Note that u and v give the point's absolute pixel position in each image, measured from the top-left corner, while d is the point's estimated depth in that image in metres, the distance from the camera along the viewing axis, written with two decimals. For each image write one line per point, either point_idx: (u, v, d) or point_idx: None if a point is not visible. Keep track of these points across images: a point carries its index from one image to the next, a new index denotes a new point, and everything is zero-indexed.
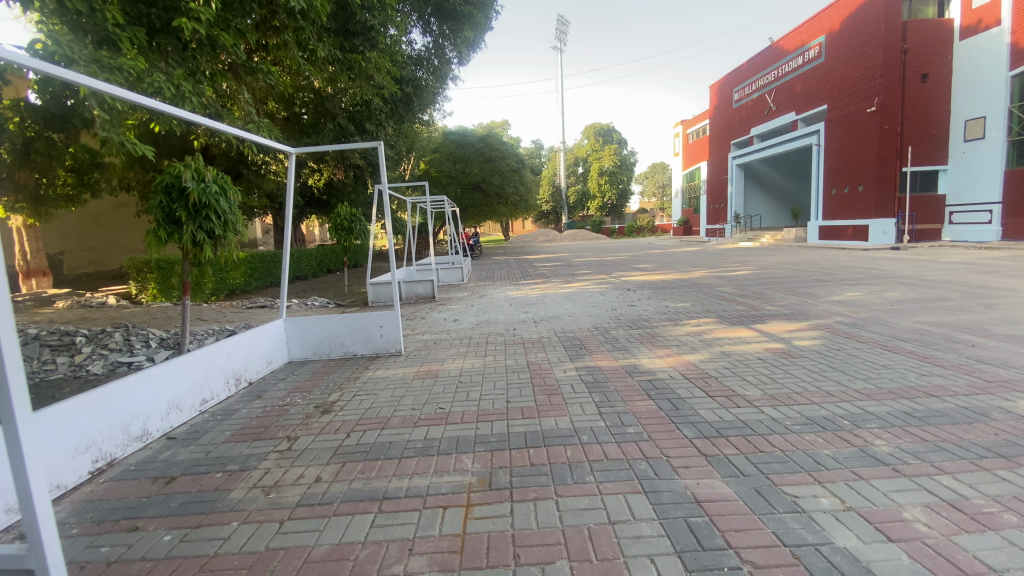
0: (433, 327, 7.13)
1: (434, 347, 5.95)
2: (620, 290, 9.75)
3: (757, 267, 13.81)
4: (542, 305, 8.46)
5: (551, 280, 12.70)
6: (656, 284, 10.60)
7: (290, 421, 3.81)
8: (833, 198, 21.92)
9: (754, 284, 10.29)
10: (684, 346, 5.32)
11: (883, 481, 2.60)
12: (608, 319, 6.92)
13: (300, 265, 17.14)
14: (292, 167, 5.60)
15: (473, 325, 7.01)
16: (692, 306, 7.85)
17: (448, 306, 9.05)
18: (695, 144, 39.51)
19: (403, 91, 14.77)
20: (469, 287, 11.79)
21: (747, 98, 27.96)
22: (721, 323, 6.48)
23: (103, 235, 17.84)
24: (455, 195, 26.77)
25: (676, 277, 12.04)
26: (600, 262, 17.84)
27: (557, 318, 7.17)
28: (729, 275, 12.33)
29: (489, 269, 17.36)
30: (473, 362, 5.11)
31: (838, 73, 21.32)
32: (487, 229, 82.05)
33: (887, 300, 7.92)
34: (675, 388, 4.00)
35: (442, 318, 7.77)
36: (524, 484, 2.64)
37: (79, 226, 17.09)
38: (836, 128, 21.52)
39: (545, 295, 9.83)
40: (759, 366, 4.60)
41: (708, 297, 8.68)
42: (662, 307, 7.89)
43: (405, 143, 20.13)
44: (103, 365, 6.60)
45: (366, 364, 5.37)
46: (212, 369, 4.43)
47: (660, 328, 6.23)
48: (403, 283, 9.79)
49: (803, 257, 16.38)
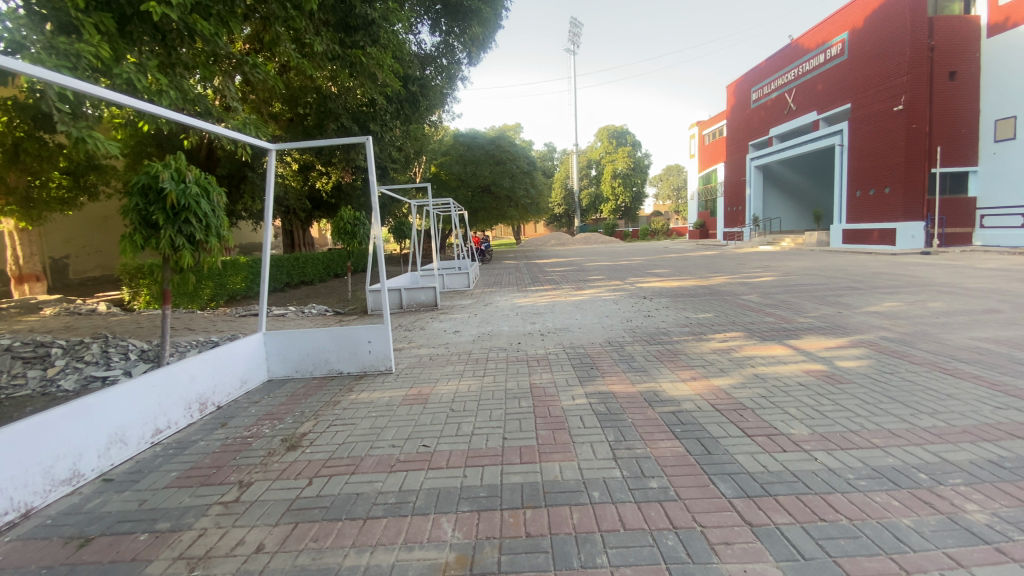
0: (431, 340, 6.55)
1: (428, 364, 5.34)
2: (635, 299, 9.09)
3: (781, 273, 13.03)
4: (550, 315, 7.84)
5: (562, 286, 12.06)
6: (674, 292, 9.91)
7: (248, 461, 3.25)
8: (857, 200, 21.00)
9: (780, 292, 9.56)
10: (710, 366, 4.66)
11: (991, 570, 1.94)
12: (622, 333, 6.28)
13: (304, 270, 16.69)
14: (272, 161, 5.06)
15: (475, 338, 6.42)
16: (715, 317, 7.16)
17: (450, 315, 8.48)
18: (711, 146, 38.60)
19: (409, 90, 14.27)
20: (475, 294, 11.21)
21: (766, 98, 27.09)
22: (749, 338, 5.80)
23: (109, 239, 17.60)
24: (465, 198, 26.27)
25: (695, 284, 11.33)
26: (613, 267, 17.15)
27: (566, 331, 6.55)
28: (752, 282, 11.57)
29: (498, 274, 16.77)
30: (470, 384, 4.50)
31: (862, 71, 20.43)
32: (499, 232, 81.71)
33: (932, 311, 7.15)
34: (705, 423, 3.35)
35: (442, 330, 7.19)
36: (514, 568, 2.03)
37: (84, 230, 16.85)
38: (860, 128, 20.63)
39: (554, 304, 9.22)
40: (801, 393, 3.94)
41: (731, 307, 7.96)
42: (681, 318, 7.20)
43: (413, 146, 19.70)
44: (75, 380, 6.10)
45: (351, 385, 4.78)
46: (170, 395, 3.89)
47: (681, 343, 5.58)
48: (404, 290, 9.22)
49: (827, 262, 15.57)
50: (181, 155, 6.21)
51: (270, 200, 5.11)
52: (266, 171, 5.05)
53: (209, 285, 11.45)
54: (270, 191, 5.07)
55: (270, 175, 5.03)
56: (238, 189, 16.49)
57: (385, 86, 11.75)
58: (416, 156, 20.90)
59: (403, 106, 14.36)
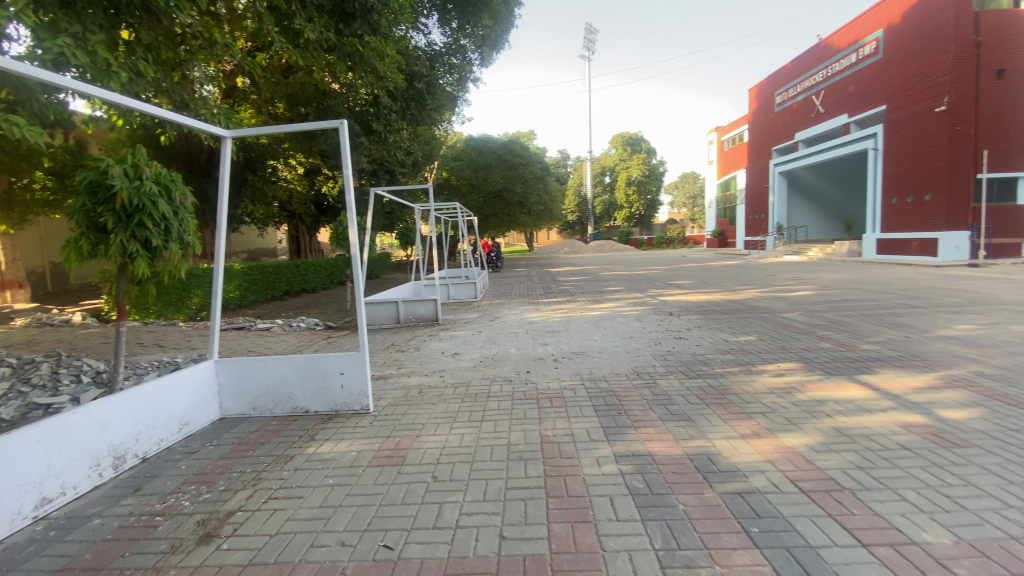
0: (424, 365, 5.55)
1: (416, 399, 4.35)
2: (660, 316, 8.02)
3: (820, 286, 11.85)
4: (565, 335, 6.83)
5: (577, 298, 11.02)
6: (704, 308, 8.80)
7: (138, 565, 2.28)
8: (893, 208, 19.68)
9: (826, 310, 8.43)
10: (773, 418, 3.62)
11: None
12: (653, 361, 5.23)
13: (306, 277, 15.90)
14: (228, 144, 4.13)
15: (476, 364, 5.41)
16: (760, 341, 6.08)
17: (451, 332, 7.49)
18: (731, 151, 37.42)
19: (415, 87, 13.25)
20: (482, 307, 10.24)
21: (791, 101, 25.85)
22: (811, 372, 4.74)
23: None
24: (476, 203, 25.44)
25: (725, 298, 10.22)
26: (631, 277, 16.08)
27: (585, 356, 5.52)
28: (787, 296, 10.43)
29: (507, 283, 15.84)
30: (462, 433, 3.51)
31: (898, 70, 19.18)
32: (511, 239, 80.93)
33: (1020, 338, 6.03)
34: (793, 521, 2.33)
35: (439, 351, 6.20)
36: None
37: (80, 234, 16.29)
38: (896, 131, 19.35)
39: (569, 320, 8.19)
40: (911, 464, 2.89)
41: (775, 328, 6.87)
42: (719, 342, 6.13)
43: (422, 150, 18.89)
44: (15, 408, 5.10)
45: (316, 430, 3.82)
46: (68, 450, 2.98)
47: (730, 380, 4.52)
48: (401, 302, 8.24)
49: (866, 274, 14.33)
50: (141, 147, 5.33)
51: (226, 193, 4.20)
52: (221, 157, 4.12)
53: (199, 293, 10.56)
54: (227, 181, 4.15)
55: (226, 161, 4.11)
56: (237, 193, 15.73)
57: (386, 81, 10.94)
58: (425, 160, 20.09)
59: (409, 104, 13.50)
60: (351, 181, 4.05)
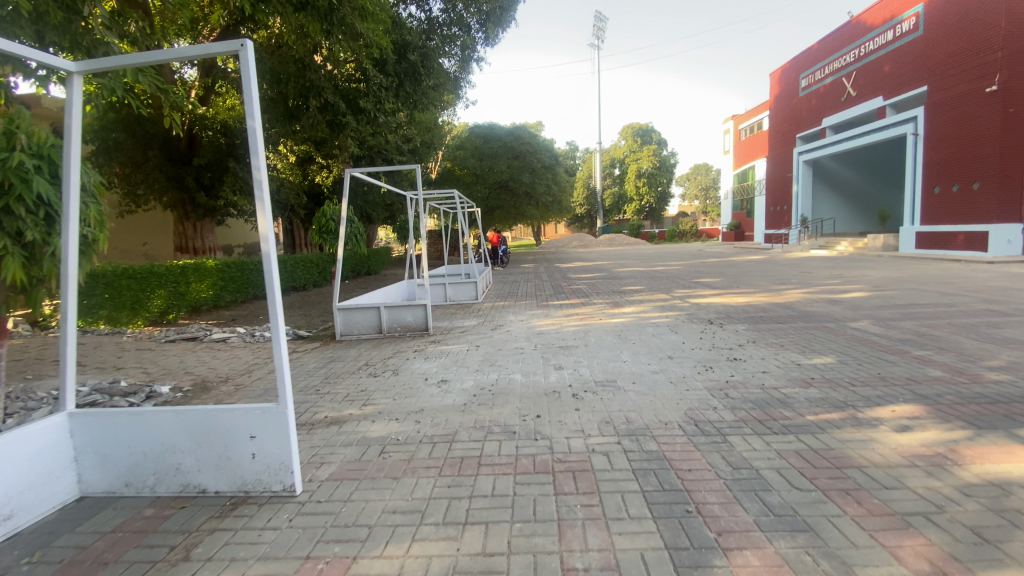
0: (399, 401, 4.09)
1: (373, 468, 2.94)
2: (699, 326, 6.53)
3: (873, 285, 10.31)
4: (585, 353, 5.38)
5: (592, 300, 9.57)
6: (749, 315, 7.28)
7: None
8: (935, 198, 17.98)
9: (900, 319, 6.88)
10: (949, 531, 2.18)
11: None
12: (715, 401, 3.76)
13: (294, 274, 14.56)
14: (75, 84, 2.83)
15: (468, 401, 3.98)
16: (847, 368, 4.59)
17: (442, 346, 6.07)
18: (749, 141, 35.68)
19: (408, 60, 11.63)
20: (483, 311, 8.79)
21: (818, 84, 24.09)
22: (952, 428, 3.26)
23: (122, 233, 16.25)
24: (481, 195, 23.98)
25: (767, 301, 8.70)
26: (650, 274, 14.57)
27: (617, 390, 4.05)
28: (840, 298, 8.91)
29: (514, 281, 14.41)
30: (429, 555, 2.10)
31: (942, 48, 17.39)
32: (519, 233, 79.67)
33: None
34: None
35: (421, 376, 4.74)
36: None
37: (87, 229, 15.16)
38: (938, 114, 17.64)
39: (587, 329, 6.75)
40: None
41: (854, 346, 5.40)
42: (790, 366, 4.66)
43: (421, 136, 17.48)
44: None
45: (208, 527, 2.43)
46: None
47: (841, 444, 3.04)
48: (384, 307, 6.81)
49: (915, 271, 12.76)
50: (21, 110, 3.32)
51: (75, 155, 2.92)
52: (68, 103, 2.86)
53: (160, 294, 9.30)
54: (73, 137, 2.86)
55: (73, 111, 2.84)
56: (220, 181, 14.05)
57: (369, 46, 9.54)
58: (427, 149, 18.62)
59: (401, 79, 11.91)
60: (261, 139, 2.65)
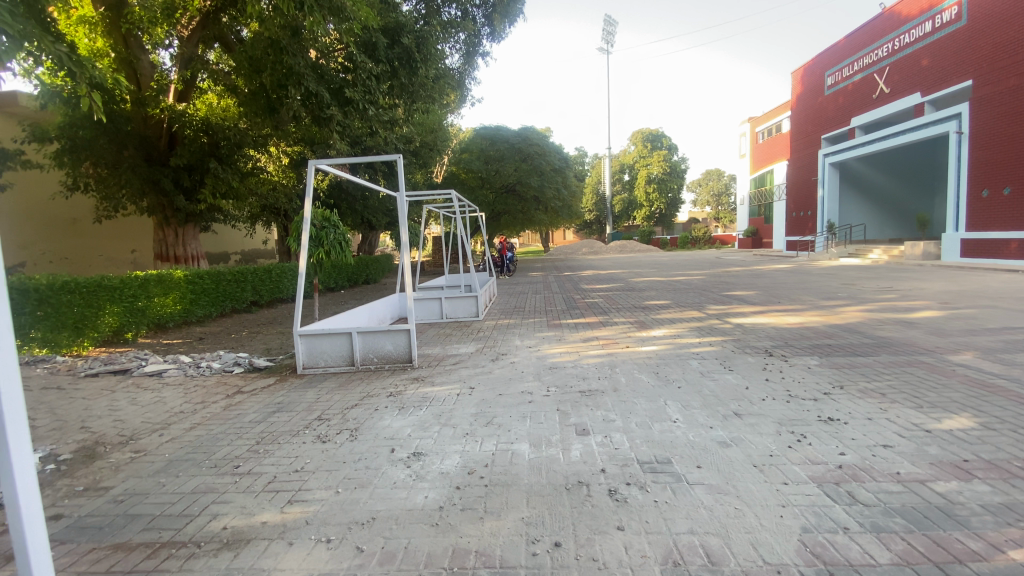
0: (342, 498, 2.69)
1: None
2: (757, 361, 5.07)
3: (943, 301, 8.78)
4: (615, 403, 3.95)
5: (612, 319, 8.13)
6: (813, 342, 5.82)
7: None
8: (983, 202, 16.41)
9: (1013, 351, 5.36)
10: None
11: None
12: (840, 515, 2.33)
13: (280, 285, 13.25)
14: None
15: (446, 503, 2.57)
16: (1003, 440, 3.13)
17: (426, 388, 4.67)
18: (768, 143, 34.12)
19: (402, 44, 10.27)
20: (483, 332, 7.40)
21: (845, 81, 22.58)
22: None
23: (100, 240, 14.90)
24: (487, 199, 22.59)
25: (825, 322, 7.20)
26: (674, 286, 13.06)
27: (676, 484, 2.63)
28: (912, 318, 7.41)
29: (522, 293, 13.02)
30: None
31: (989, 38, 15.91)
32: (526, 240, 78.34)
33: None
34: None
35: (388, 446, 3.34)
36: None
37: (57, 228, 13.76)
38: (986, 111, 16.08)
39: (612, 362, 5.32)
40: None
41: (984, 397, 3.93)
42: (918, 435, 3.20)
43: (422, 135, 16.19)
44: None
45: None
46: None
47: None
48: (357, 333, 5.43)
49: (977, 283, 11.21)
50: None
51: None
52: None
53: (112, 309, 7.96)
54: None
55: None
56: (201, 184, 12.60)
57: (350, 22, 8.23)
58: (429, 152, 17.29)
59: (394, 67, 10.51)
60: None
